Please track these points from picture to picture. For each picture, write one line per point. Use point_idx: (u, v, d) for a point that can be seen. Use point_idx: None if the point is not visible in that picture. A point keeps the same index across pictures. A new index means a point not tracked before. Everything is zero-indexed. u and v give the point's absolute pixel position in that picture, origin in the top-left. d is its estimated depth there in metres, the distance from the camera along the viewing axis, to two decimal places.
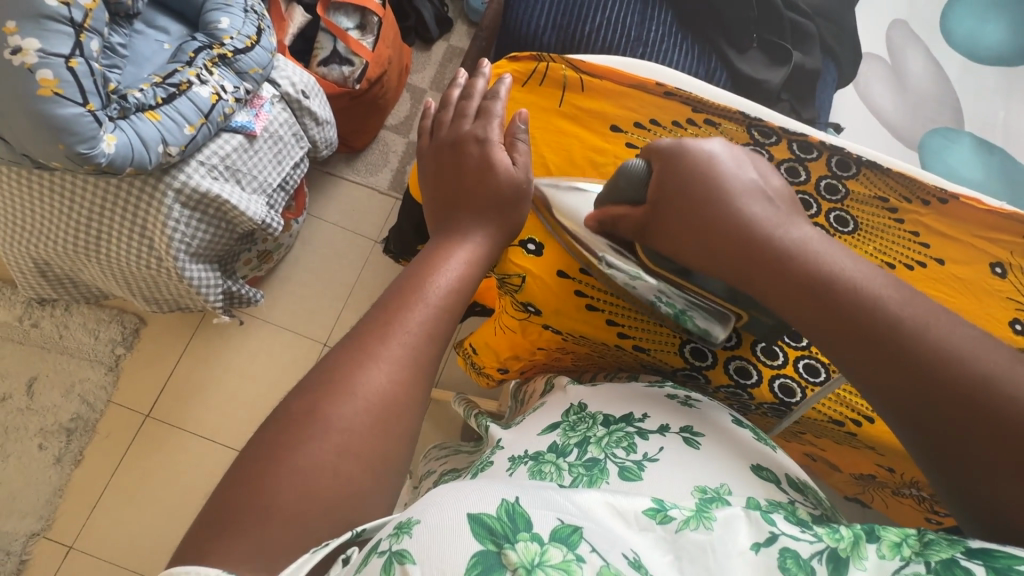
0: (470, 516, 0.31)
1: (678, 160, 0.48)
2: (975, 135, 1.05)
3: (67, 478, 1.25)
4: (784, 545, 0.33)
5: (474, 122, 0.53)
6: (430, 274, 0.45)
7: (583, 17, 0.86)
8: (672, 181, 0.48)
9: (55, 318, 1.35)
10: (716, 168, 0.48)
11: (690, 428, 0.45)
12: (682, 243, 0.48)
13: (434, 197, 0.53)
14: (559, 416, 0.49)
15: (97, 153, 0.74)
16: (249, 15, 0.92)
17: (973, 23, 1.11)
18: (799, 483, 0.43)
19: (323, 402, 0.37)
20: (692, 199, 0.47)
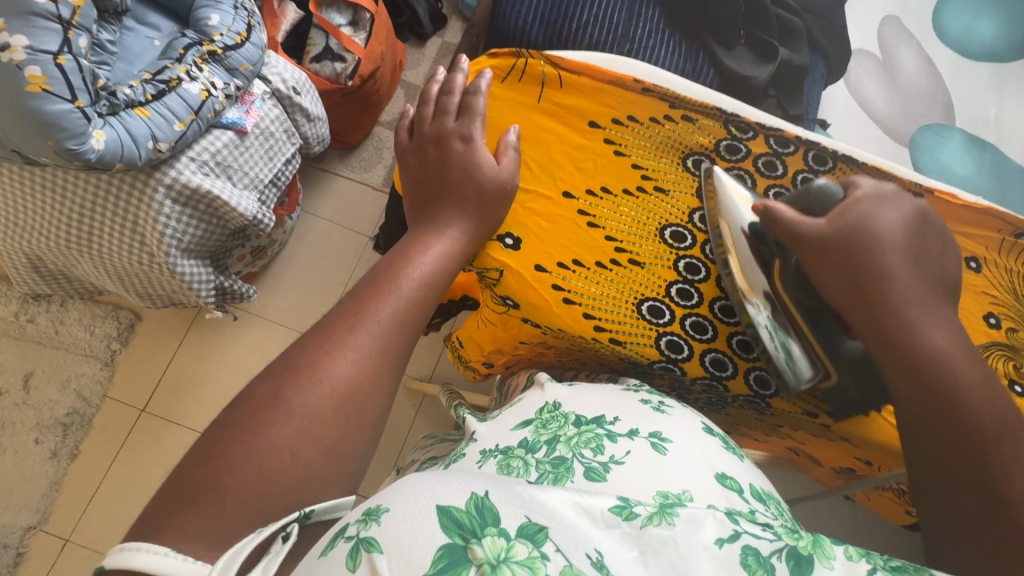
0: (438, 507, 0.32)
1: (872, 203, 0.49)
2: (966, 132, 1.05)
3: (63, 472, 1.26)
4: (746, 542, 0.33)
5: (457, 120, 0.53)
6: (405, 265, 0.46)
7: (570, 13, 0.87)
8: (861, 217, 0.48)
9: (50, 314, 1.36)
10: (902, 231, 0.48)
11: (658, 433, 0.45)
12: (827, 268, 0.48)
13: (413, 190, 0.53)
14: (533, 413, 0.51)
15: (87, 149, 0.74)
16: (238, 11, 0.93)
17: (965, 19, 1.11)
18: (762, 493, 0.44)
19: (286, 388, 0.38)
20: (865, 238, 0.47)
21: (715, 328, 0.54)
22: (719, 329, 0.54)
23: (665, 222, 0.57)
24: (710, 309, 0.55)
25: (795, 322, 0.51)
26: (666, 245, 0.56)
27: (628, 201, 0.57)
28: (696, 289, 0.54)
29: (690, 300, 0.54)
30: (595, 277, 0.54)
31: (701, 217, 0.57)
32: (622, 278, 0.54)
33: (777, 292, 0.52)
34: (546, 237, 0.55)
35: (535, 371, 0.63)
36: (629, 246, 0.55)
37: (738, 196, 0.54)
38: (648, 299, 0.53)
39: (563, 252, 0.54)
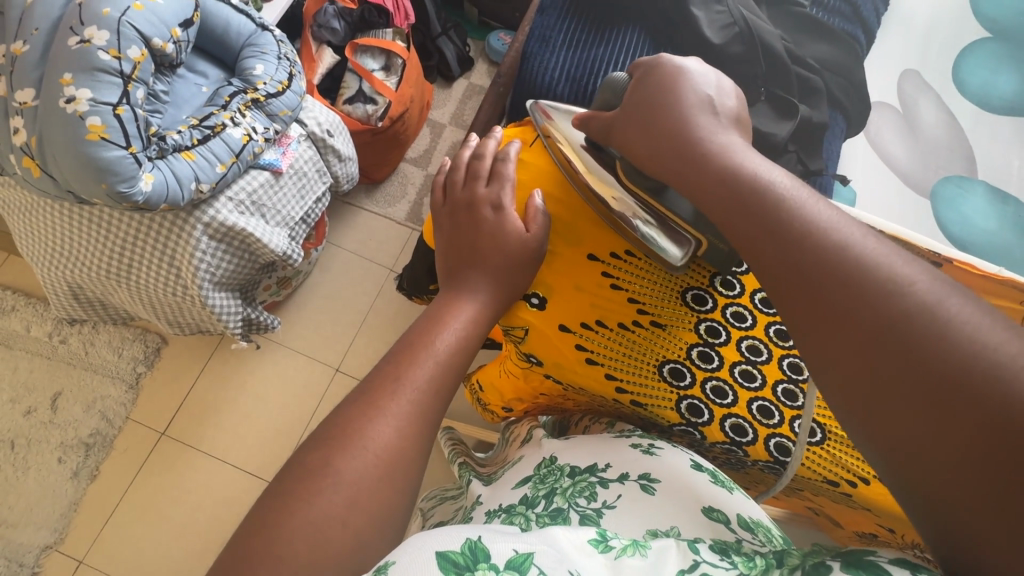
0: (437, 552, 0.33)
1: (647, 74, 0.54)
2: (989, 184, 1.05)
3: (82, 492, 1.28)
4: (704, 571, 0.35)
5: (488, 185, 0.56)
6: (439, 329, 0.49)
7: (596, 71, 0.91)
8: (643, 87, 0.54)
9: (82, 335, 1.41)
10: (682, 78, 0.52)
11: (647, 474, 0.47)
12: (637, 142, 0.52)
13: (445, 249, 0.56)
14: (531, 470, 0.52)
15: (136, 192, 0.79)
16: (282, 61, 0.98)
17: (985, 74, 1.12)
18: (751, 522, 0.44)
19: (336, 457, 0.39)
20: (650, 102, 0.52)
21: (736, 392, 0.53)
22: (739, 393, 0.53)
23: (686, 284, 0.57)
24: (730, 372, 0.54)
25: (642, 198, 0.55)
26: (688, 307, 0.56)
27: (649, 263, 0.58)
28: (717, 352, 0.54)
29: (711, 362, 0.54)
30: (617, 338, 0.55)
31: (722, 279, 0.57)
32: (644, 339, 0.55)
33: (619, 176, 0.56)
34: (570, 298, 0.56)
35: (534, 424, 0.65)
36: (652, 308, 0.56)
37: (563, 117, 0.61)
38: (669, 361, 0.54)
39: (586, 312, 0.56)
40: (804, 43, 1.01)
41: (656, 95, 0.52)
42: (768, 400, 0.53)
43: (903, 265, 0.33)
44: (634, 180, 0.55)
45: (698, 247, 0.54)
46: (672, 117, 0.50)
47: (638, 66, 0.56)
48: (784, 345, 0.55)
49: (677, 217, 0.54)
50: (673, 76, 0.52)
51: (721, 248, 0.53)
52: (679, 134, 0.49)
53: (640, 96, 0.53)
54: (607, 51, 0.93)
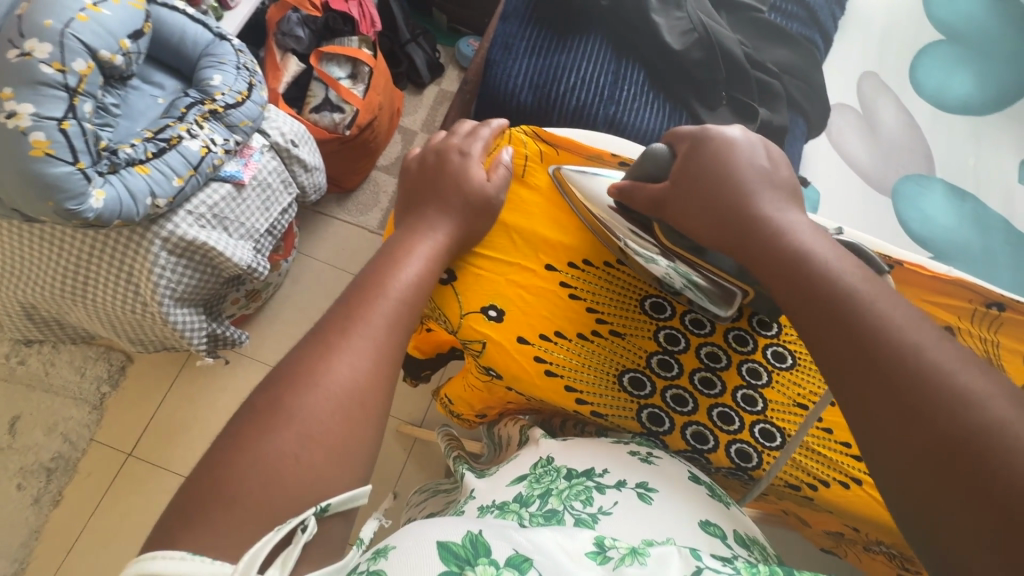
0: (437, 543, 0.35)
1: (696, 148, 0.51)
2: (947, 182, 1.08)
3: (44, 519, 1.24)
4: None
5: (462, 139, 0.58)
6: (396, 268, 0.49)
7: (559, 77, 0.91)
8: (697, 161, 0.51)
9: (41, 356, 1.36)
10: (737, 154, 0.50)
11: (645, 484, 0.47)
12: (700, 227, 0.50)
13: (403, 200, 0.56)
14: (526, 468, 0.51)
15: (85, 209, 0.76)
16: (241, 71, 0.96)
17: (940, 75, 1.15)
18: (746, 538, 0.46)
19: (249, 449, 0.37)
20: (710, 184, 0.50)
21: (696, 400, 0.54)
22: (699, 400, 0.54)
23: (643, 293, 0.58)
24: (690, 380, 0.54)
25: (689, 259, 0.53)
26: (647, 315, 0.57)
27: (609, 273, 0.58)
28: (676, 360, 0.55)
29: (671, 371, 0.55)
30: (577, 348, 0.55)
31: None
32: (605, 350, 0.55)
33: (663, 244, 0.54)
34: (529, 312, 0.56)
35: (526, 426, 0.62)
36: (611, 317, 0.56)
37: (592, 180, 0.59)
38: (628, 370, 0.55)
39: (546, 324, 0.56)
40: (763, 48, 1.03)
41: (714, 175, 0.50)
42: (727, 406, 0.53)
43: (988, 386, 0.35)
44: (680, 246, 0.53)
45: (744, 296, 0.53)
46: (733, 198, 0.49)
47: (681, 135, 0.54)
48: (743, 350, 0.55)
49: (720, 269, 0.52)
50: (727, 148, 0.51)
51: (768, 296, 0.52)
52: (745, 220, 0.48)
53: (694, 169, 0.51)
54: (570, 57, 0.93)
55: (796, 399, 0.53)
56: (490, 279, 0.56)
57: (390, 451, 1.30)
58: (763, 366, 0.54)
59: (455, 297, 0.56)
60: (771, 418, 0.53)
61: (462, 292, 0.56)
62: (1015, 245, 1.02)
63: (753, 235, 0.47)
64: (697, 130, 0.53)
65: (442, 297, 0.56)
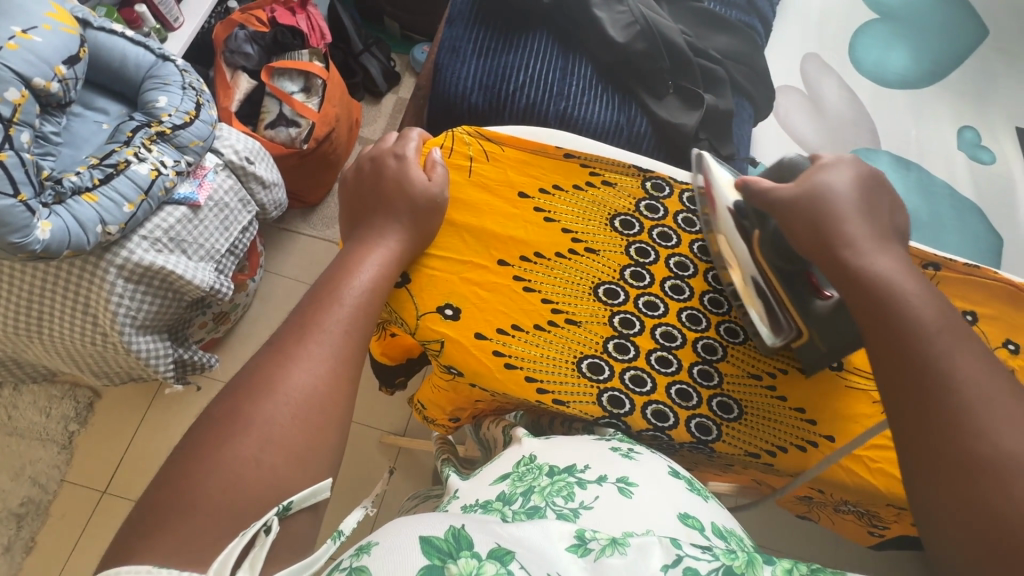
0: (421, 538, 0.36)
1: (835, 168, 0.54)
2: (892, 153, 1.12)
3: (17, 567, 1.19)
4: (687, 565, 0.35)
5: (396, 144, 0.59)
6: (348, 276, 0.50)
7: (508, 76, 0.93)
8: (828, 178, 0.53)
9: (3, 399, 1.31)
10: (863, 186, 0.53)
11: (626, 478, 0.47)
12: (801, 226, 0.53)
13: (348, 213, 0.57)
14: (511, 467, 0.52)
15: (32, 241, 0.74)
16: (187, 91, 0.95)
17: (877, 52, 1.20)
18: (724, 531, 0.44)
19: (207, 471, 0.36)
20: (830, 198, 0.52)
21: (654, 379, 0.55)
22: (656, 379, 0.56)
23: (597, 280, 0.59)
24: (647, 360, 0.56)
25: (771, 284, 0.57)
26: (600, 302, 0.58)
27: (560, 263, 0.59)
28: (632, 343, 0.57)
29: (627, 354, 0.56)
30: (535, 339, 0.56)
31: (637, 250, 0.61)
32: (561, 338, 0.56)
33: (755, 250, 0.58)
34: (484, 308, 0.57)
35: (510, 425, 0.63)
36: (566, 306, 0.57)
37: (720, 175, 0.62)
38: (586, 356, 0.56)
39: (502, 318, 0.56)
40: (705, 37, 1.06)
41: (837, 192, 0.52)
42: (685, 383, 0.56)
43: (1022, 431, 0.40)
44: (772, 262, 0.57)
45: (796, 338, 0.57)
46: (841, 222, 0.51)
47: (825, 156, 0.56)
48: (697, 329, 0.58)
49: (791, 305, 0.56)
50: (857, 180, 0.53)
51: (818, 348, 0.55)
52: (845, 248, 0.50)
53: (823, 184, 0.53)
54: (517, 56, 0.94)
55: (748, 369, 0.58)
56: (444, 278, 0.57)
57: (374, 462, 1.29)
58: (718, 342, 0.58)
59: (411, 299, 0.56)
60: (727, 390, 0.56)
61: (417, 294, 0.56)
62: (959, 209, 1.07)
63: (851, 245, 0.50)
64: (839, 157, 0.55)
65: (398, 301, 0.56)
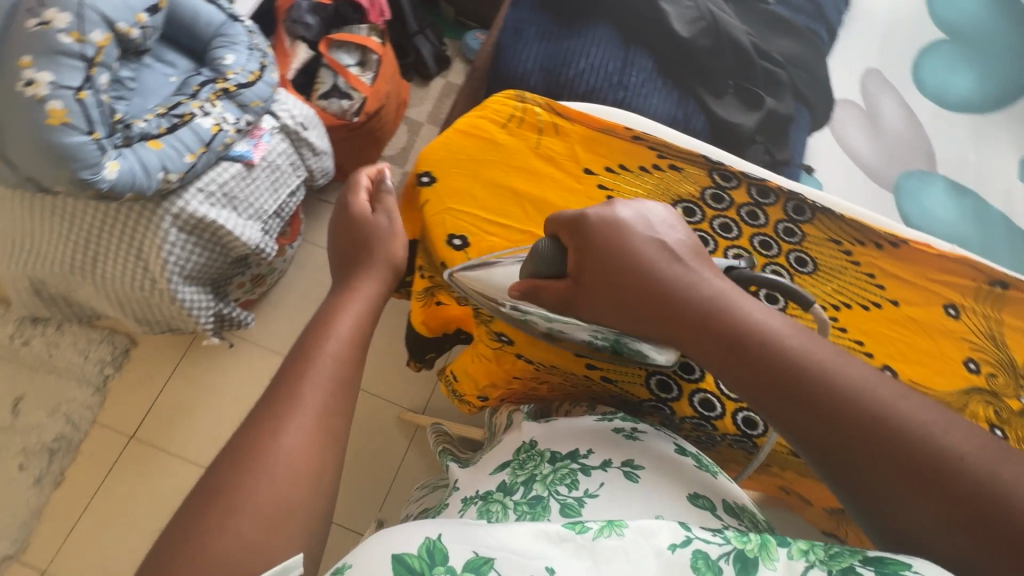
0: (392, 556, 0.37)
1: (582, 235, 0.50)
2: (948, 178, 1.08)
3: (46, 500, 1.24)
4: (696, 547, 0.36)
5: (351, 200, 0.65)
6: (327, 324, 0.52)
7: (568, 62, 0.93)
8: (590, 254, 0.49)
9: (45, 337, 1.35)
10: (627, 237, 0.49)
11: (631, 461, 0.50)
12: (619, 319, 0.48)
13: (337, 256, 0.64)
14: (511, 455, 0.56)
15: (100, 179, 0.77)
16: (253, 52, 0.97)
17: (944, 74, 1.15)
18: (736, 507, 0.49)
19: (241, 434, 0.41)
20: (617, 276, 0.48)
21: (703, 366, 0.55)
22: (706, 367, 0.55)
23: None
24: None
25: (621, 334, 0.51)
26: None
27: None
28: None
29: None
30: None
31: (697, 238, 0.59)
32: None
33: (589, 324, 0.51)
34: None
35: (514, 409, 0.68)
36: None
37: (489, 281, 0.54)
38: None
39: None
40: (769, 39, 1.05)
41: (615, 266, 0.48)
42: None
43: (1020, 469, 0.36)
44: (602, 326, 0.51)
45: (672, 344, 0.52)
46: (638, 268, 0.48)
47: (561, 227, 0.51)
48: None
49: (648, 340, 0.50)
50: (619, 239, 0.49)
51: None
52: (665, 293, 0.47)
53: (598, 267, 0.49)
54: (579, 43, 0.94)
55: None
56: (502, 245, 0.59)
57: (391, 438, 1.30)
58: None
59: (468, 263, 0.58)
60: None
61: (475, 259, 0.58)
62: (1014, 242, 1.04)
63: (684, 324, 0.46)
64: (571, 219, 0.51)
65: (456, 265, 0.58)
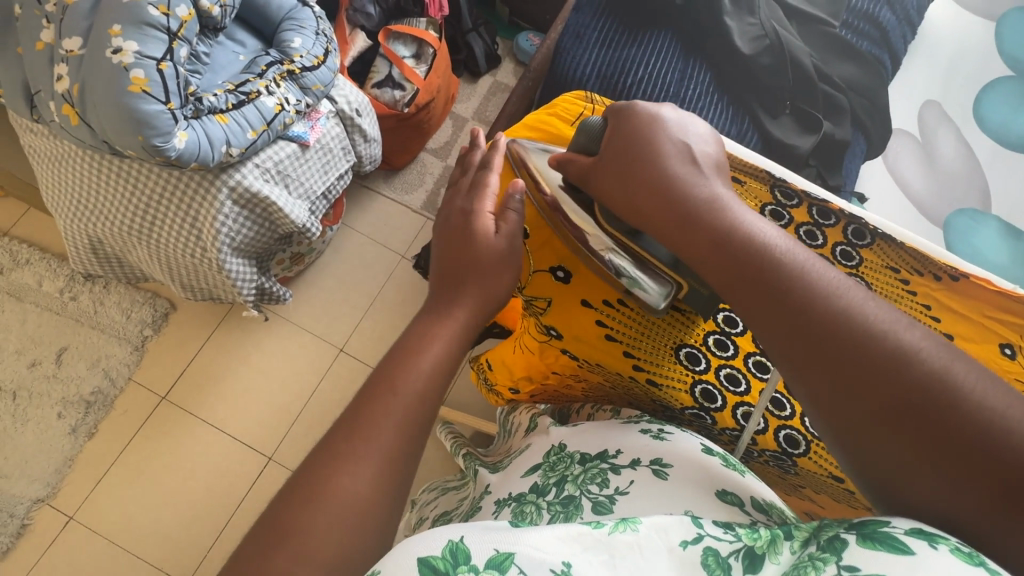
0: (418, 559, 0.35)
1: (619, 118, 0.53)
2: (1003, 220, 1.02)
3: (78, 449, 1.29)
4: (707, 545, 0.36)
5: (466, 196, 0.56)
6: (410, 360, 0.46)
7: (626, 70, 0.93)
8: (616, 134, 0.52)
9: (93, 294, 1.41)
10: (658, 127, 0.51)
11: (659, 460, 0.50)
12: (620, 200, 0.51)
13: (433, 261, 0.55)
14: (541, 457, 0.57)
15: (169, 147, 0.81)
16: (319, 37, 1.00)
17: (1006, 113, 1.09)
18: (764, 504, 0.46)
19: None
20: (631, 155, 0.51)
21: (748, 381, 0.56)
22: (750, 382, 0.56)
23: None
24: (744, 362, 0.57)
25: (635, 253, 0.54)
26: None
27: None
28: (732, 341, 0.57)
29: (726, 351, 0.57)
30: (640, 318, 0.59)
31: None
32: (664, 321, 0.58)
33: (605, 228, 0.54)
34: (591, 278, 0.60)
35: (537, 413, 0.69)
36: None
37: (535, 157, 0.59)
38: (684, 345, 0.58)
39: (608, 290, 0.59)
40: (830, 63, 1.04)
41: (634, 146, 0.51)
42: (780, 393, 0.56)
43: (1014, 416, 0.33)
44: (614, 226, 0.54)
45: (678, 291, 0.54)
46: (640, 163, 0.50)
47: (610, 110, 0.55)
48: None
49: (655, 260, 0.53)
50: (650, 126, 0.51)
51: (704, 294, 0.52)
52: (659, 189, 0.49)
53: (619, 146, 0.52)
54: (639, 52, 0.94)
55: None
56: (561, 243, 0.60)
57: None
58: None
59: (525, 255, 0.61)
60: None
61: (532, 253, 0.60)
62: None
63: (681, 209, 0.48)
64: (618, 106, 0.55)
65: None
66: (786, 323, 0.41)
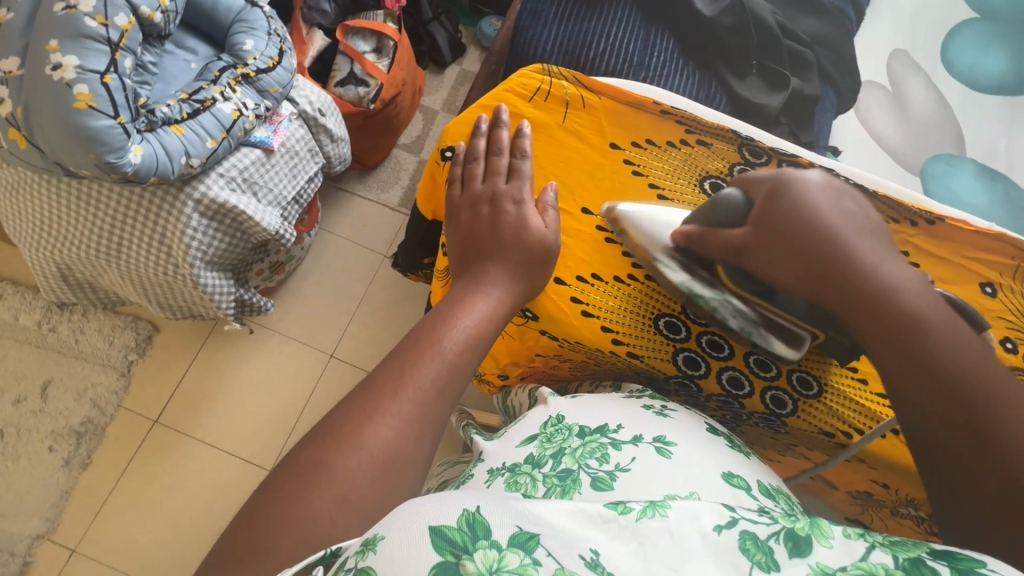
0: (431, 528, 0.31)
1: (778, 191, 0.52)
2: (977, 162, 1.01)
3: (74, 481, 1.27)
4: (743, 528, 0.32)
5: (507, 181, 0.58)
6: (449, 327, 0.45)
7: (588, 42, 0.91)
8: (778, 207, 0.51)
9: (72, 323, 1.38)
10: (822, 200, 0.51)
11: (662, 437, 0.48)
12: (788, 278, 0.51)
13: (462, 238, 0.56)
14: (538, 428, 0.53)
15: (125, 163, 0.78)
16: (272, 37, 0.97)
17: (972, 54, 1.09)
18: (771, 491, 0.47)
19: None
20: (794, 232, 0.50)
21: (731, 346, 0.58)
22: (733, 347, 0.58)
23: None
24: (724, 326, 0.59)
25: (769, 317, 0.55)
26: None
27: None
28: None
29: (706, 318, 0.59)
30: (613, 291, 0.60)
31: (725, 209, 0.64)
32: (640, 293, 0.60)
33: (724, 283, 0.56)
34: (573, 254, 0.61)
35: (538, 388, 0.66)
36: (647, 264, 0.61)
37: (646, 219, 0.60)
38: (664, 315, 0.59)
39: (583, 267, 0.60)
40: (795, 18, 1.03)
41: (795, 223, 0.50)
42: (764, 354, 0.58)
43: None
44: (747, 288, 0.55)
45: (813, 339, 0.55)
46: (822, 246, 0.49)
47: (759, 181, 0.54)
48: None
49: (793, 316, 0.54)
50: (813, 200, 0.51)
51: (840, 342, 0.53)
52: (838, 270, 0.48)
53: (780, 223, 0.51)
54: (599, 23, 0.93)
55: None
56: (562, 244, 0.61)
57: None
58: None
59: None
60: (806, 365, 0.57)
61: None
62: None
63: (852, 291, 0.47)
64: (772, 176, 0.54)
65: None
66: (970, 421, 0.40)
